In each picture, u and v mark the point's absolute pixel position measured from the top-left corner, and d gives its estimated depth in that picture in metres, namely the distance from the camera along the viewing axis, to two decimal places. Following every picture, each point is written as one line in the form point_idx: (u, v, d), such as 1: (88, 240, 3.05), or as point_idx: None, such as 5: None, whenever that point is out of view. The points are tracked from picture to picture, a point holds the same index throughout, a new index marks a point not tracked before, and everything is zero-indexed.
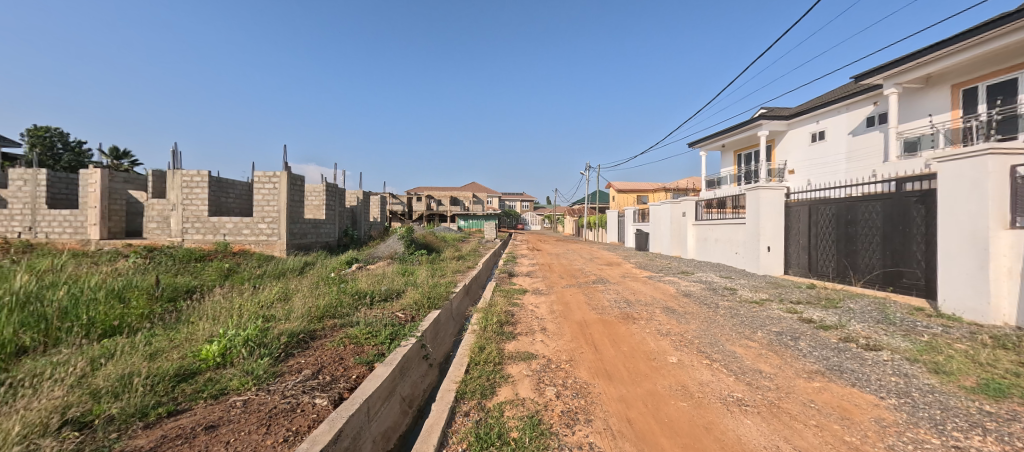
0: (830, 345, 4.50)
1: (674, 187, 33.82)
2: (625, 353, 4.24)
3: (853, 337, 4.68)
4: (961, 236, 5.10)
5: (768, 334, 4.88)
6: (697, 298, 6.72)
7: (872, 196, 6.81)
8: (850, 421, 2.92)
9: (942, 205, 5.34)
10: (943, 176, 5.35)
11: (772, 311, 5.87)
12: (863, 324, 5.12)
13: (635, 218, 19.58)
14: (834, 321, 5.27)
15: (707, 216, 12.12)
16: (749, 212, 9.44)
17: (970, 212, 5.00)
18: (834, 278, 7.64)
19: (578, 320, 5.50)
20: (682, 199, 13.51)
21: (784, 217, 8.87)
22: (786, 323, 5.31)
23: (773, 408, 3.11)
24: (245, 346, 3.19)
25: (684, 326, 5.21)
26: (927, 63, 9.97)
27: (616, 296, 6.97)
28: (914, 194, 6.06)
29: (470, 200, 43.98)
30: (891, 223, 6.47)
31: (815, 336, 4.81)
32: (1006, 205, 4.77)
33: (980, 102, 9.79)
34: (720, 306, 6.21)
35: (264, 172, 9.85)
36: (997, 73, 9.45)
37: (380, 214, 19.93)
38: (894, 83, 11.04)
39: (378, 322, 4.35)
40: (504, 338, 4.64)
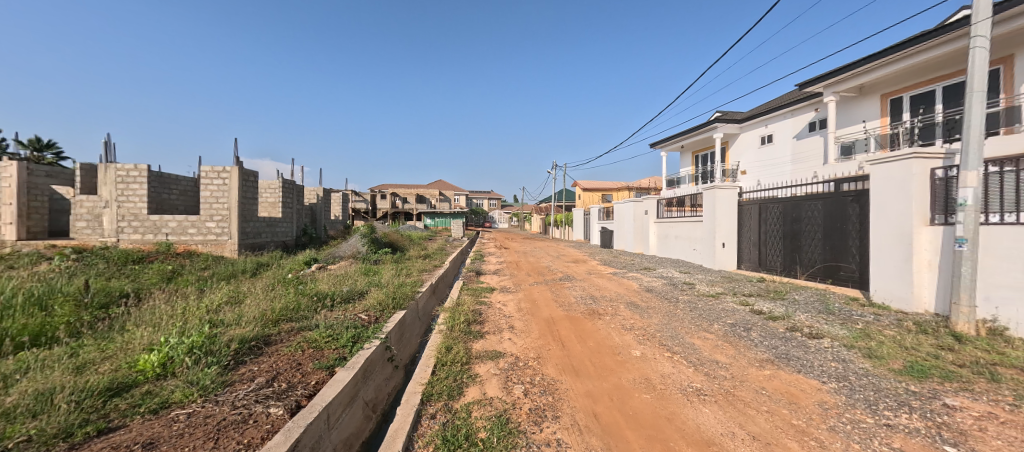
0: (778, 334, 4.80)
1: (637, 186, 35.03)
2: (591, 348, 4.32)
3: (799, 326, 5.01)
4: (889, 232, 5.59)
5: (723, 326, 5.15)
6: (659, 293, 6.98)
7: (814, 195, 7.32)
8: (797, 406, 3.13)
9: (874, 203, 5.82)
10: (875, 177, 5.83)
11: (727, 304, 6.19)
12: (807, 314, 5.50)
13: (600, 215, 20.01)
14: (782, 312, 5.63)
15: (667, 214, 12.57)
16: (706, 211, 9.93)
17: (897, 211, 5.47)
18: (781, 271, 8.16)
19: (545, 317, 5.54)
20: (645, 198, 13.93)
21: (738, 215, 9.35)
22: (739, 315, 5.62)
23: (728, 396, 3.28)
24: (189, 354, 2.95)
25: (647, 320, 5.39)
26: (860, 75, 10.90)
27: (582, 292, 7.10)
28: (850, 194, 6.58)
29: (436, 198, 43.26)
30: (831, 220, 6.99)
31: (765, 326, 5.11)
32: (927, 205, 5.28)
33: (905, 111, 10.80)
34: (680, 300, 6.47)
35: (212, 166, 9.22)
36: (919, 85, 10.46)
37: (341, 212, 19.21)
38: (832, 91, 11.94)
39: (339, 324, 4.17)
40: (471, 338, 4.59)
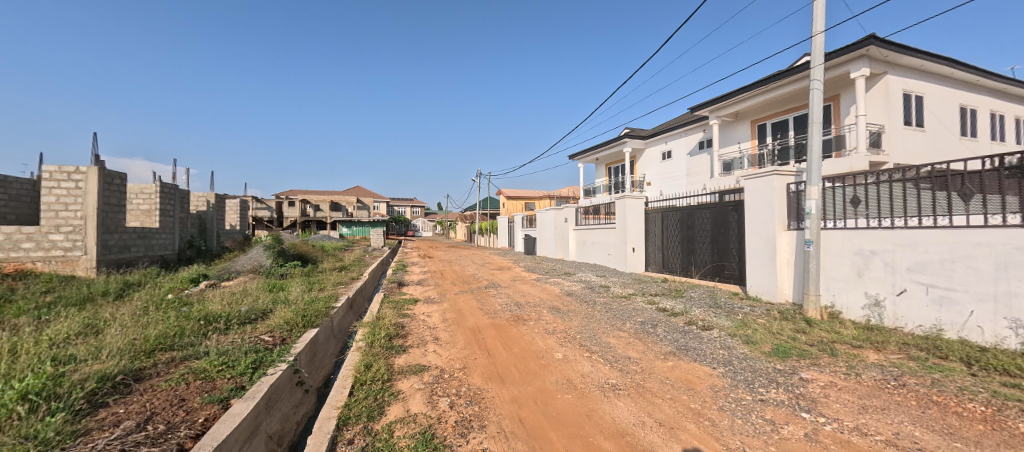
0: (679, 328, 5.40)
1: (557, 195, 36.78)
2: (516, 354, 4.43)
3: (694, 320, 5.70)
4: (759, 236, 6.63)
5: (634, 324, 5.65)
6: (578, 297, 7.40)
7: (704, 204, 8.40)
8: (693, 391, 3.56)
9: (748, 212, 6.86)
10: (748, 190, 6.88)
11: (637, 304, 6.80)
12: (700, 309, 6.28)
13: (523, 223, 20.63)
14: (681, 308, 6.35)
15: (584, 221, 13.41)
16: (617, 218, 10.81)
17: (765, 219, 6.52)
18: (680, 272, 9.18)
19: (471, 326, 5.54)
20: (564, 206, 14.70)
21: (644, 222, 10.34)
22: (647, 313, 6.21)
23: (639, 388, 3.61)
24: (24, 402, 2.40)
25: (567, 323, 5.68)
26: (736, 102, 12.84)
27: (507, 299, 7.24)
28: (731, 204, 7.68)
29: (353, 206, 40.77)
30: (717, 226, 8.07)
31: (668, 322, 5.72)
32: (786, 213, 6.38)
33: (768, 135, 12.96)
34: (597, 302, 6.94)
35: (63, 167, 7.62)
36: (778, 114, 12.64)
37: (240, 221, 17.14)
38: (716, 115, 13.90)
39: (235, 349, 3.71)
40: (393, 353, 4.41)
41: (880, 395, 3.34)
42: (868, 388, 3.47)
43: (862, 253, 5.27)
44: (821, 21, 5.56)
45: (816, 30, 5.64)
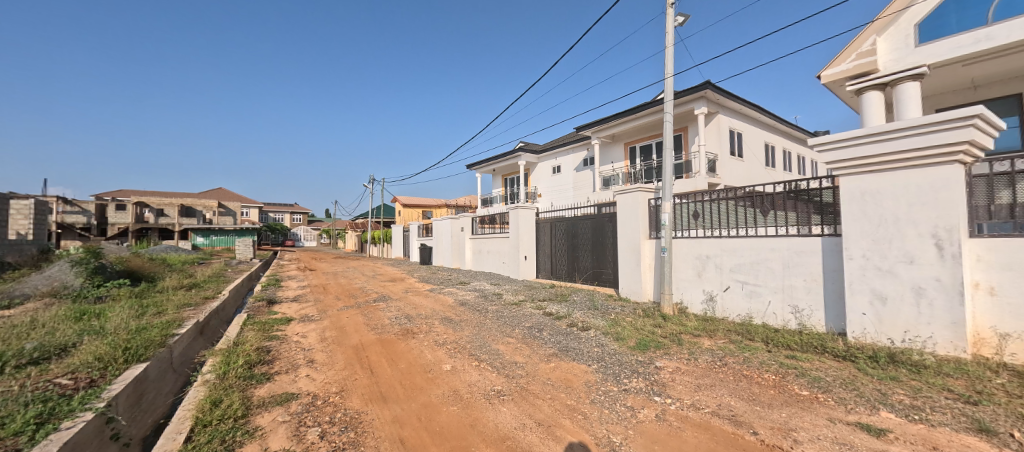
0: (562, 331, 5.84)
1: (455, 203, 36.80)
2: (402, 370, 4.30)
3: (575, 322, 6.23)
4: (628, 244, 7.56)
5: (522, 329, 5.94)
6: (471, 306, 7.48)
7: (586, 216, 9.25)
8: (570, 388, 3.88)
9: (620, 222, 7.75)
10: (619, 203, 7.77)
11: (526, 310, 7.16)
12: (581, 311, 6.88)
13: (419, 232, 20.11)
14: (565, 312, 6.87)
15: (480, 230, 13.66)
16: (511, 228, 11.26)
17: (632, 229, 7.46)
18: (566, 278, 9.94)
19: (354, 344, 5.20)
20: (460, 215, 14.76)
21: (535, 232, 10.96)
22: (535, 318, 6.57)
23: (522, 392, 3.80)
24: None
25: (458, 333, 5.72)
26: (613, 126, 14.61)
27: (396, 312, 6.97)
28: (607, 215, 8.61)
29: (215, 211, 34.96)
30: (596, 236, 8.96)
31: (553, 325, 6.14)
32: (648, 224, 7.39)
33: (637, 156, 15.02)
34: (489, 310, 7.11)
35: None
36: (644, 139, 14.76)
37: (37, 230, 13.30)
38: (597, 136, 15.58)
39: (10, 403, 2.85)
40: (253, 383, 3.89)
41: (711, 374, 4.08)
42: (704, 369, 4.20)
43: (701, 258, 6.37)
44: (672, 65, 6.62)
45: (669, 72, 6.70)
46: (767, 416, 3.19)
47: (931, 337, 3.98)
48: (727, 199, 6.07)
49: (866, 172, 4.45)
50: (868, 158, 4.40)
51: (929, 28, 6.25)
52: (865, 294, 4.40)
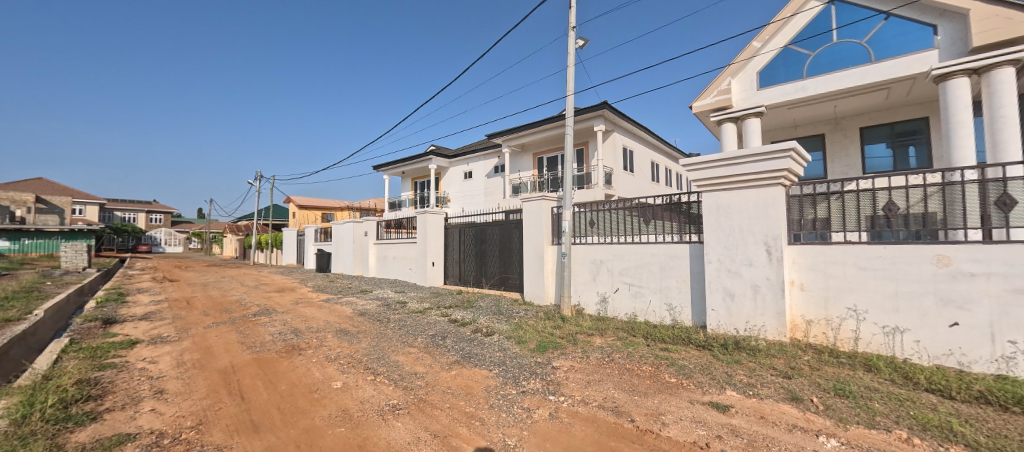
0: (466, 337, 5.83)
1: (359, 206, 34.63)
2: (283, 392, 3.87)
3: (479, 328, 6.27)
4: (532, 249, 7.85)
5: (425, 338, 5.78)
6: (370, 316, 7.07)
7: (494, 222, 9.39)
8: (470, 395, 3.87)
9: (525, 229, 8.02)
10: (525, 210, 8.03)
11: (430, 317, 7.01)
12: (486, 317, 6.95)
13: (316, 237, 18.44)
14: (470, 318, 6.88)
15: (386, 235, 13.04)
16: (418, 233, 10.95)
17: (536, 235, 7.77)
18: (473, 284, 9.97)
19: (223, 367, 4.53)
20: (364, 219, 13.90)
21: (444, 237, 10.83)
22: (439, 326, 6.47)
23: (419, 404, 3.68)
24: None
25: (354, 345, 5.35)
26: (524, 135, 15.38)
27: (281, 327, 6.27)
28: (515, 222, 8.85)
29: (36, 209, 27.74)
30: (504, 242, 9.14)
31: (457, 332, 6.09)
32: (551, 230, 7.76)
33: (545, 167, 16.02)
34: (390, 320, 6.80)
35: None
36: (552, 151, 15.86)
37: None
38: (508, 144, 16.15)
39: None
40: (71, 427, 3.13)
41: (600, 370, 4.42)
42: (595, 366, 4.54)
43: (595, 262, 6.90)
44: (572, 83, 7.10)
45: (570, 89, 7.16)
46: (643, 404, 3.56)
47: (763, 325, 4.88)
48: (619, 208, 6.68)
49: (717, 190, 5.30)
50: (721, 179, 5.23)
51: (767, 76, 9.15)
52: (719, 292, 5.22)
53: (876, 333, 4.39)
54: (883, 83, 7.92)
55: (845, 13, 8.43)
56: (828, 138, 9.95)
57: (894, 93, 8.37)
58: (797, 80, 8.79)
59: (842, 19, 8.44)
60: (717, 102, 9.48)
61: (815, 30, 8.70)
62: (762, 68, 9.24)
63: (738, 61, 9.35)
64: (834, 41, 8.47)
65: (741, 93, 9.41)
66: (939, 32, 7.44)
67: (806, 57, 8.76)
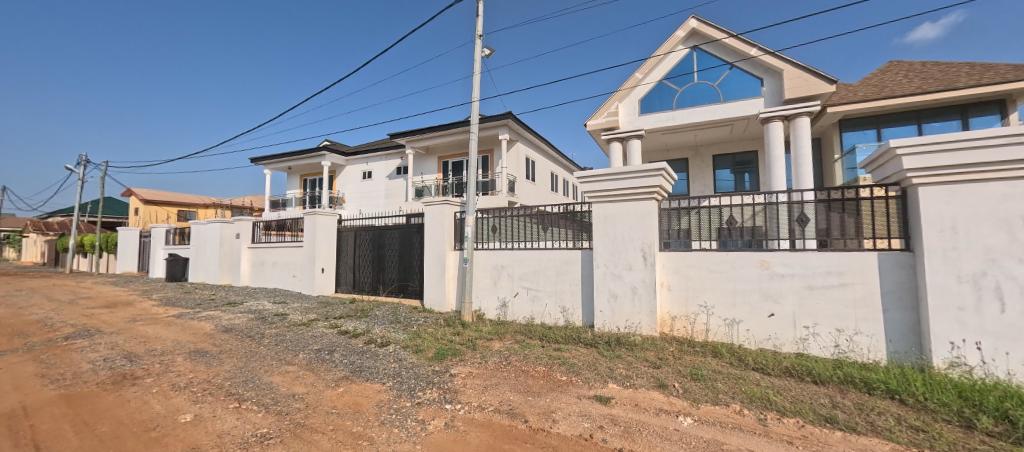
0: (356, 350, 5.39)
1: (231, 205, 30.09)
2: (105, 434, 3.07)
3: (373, 338, 5.86)
4: (434, 254, 7.64)
5: (307, 353, 5.19)
6: (239, 332, 6.12)
7: (393, 225, 8.92)
8: (358, 413, 3.54)
9: (426, 234, 7.76)
10: (427, 214, 7.78)
11: (316, 330, 6.35)
12: (381, 326, 6.54)
13: (169, 239, 15.39)
14: (362, 328, 6.40)
15: (264, 238, 11.51)
16: (305, 236, 9.87)
17: (438, 240, 7.58)
18: (369, 291, 9.33)
19: (10, 411, 3.43)
20: (236, 219, 12.04)
21: (335, 241, 9.97)
22: (326, 339, 5.88)
23: (295, 429, 3.25)
24: None
25: (213, 369, 4.53)
26: (430, 138, 15.15)
27: (110, 352, 5.04)
28: (415, 226, 8.53)
29: None
30: (403, 247, 8.73)
31: (346, 345, 5.59)
32: (454, 236, 7.65)
33: (450, 171, 15.97)
34: (265, 335, 5.98)
35: None
36: (458, 155, 15.89)
37: None
38: (412, 145, 15.70)
39: None
40: None
41: (497, 374, 4.45)
42: (492, 370, 4.56)
43: (496, 267, 6.99)
44: (478, 90, 7.15)
45: (475, 96, 7.19)
46: (536, 404, 3.67)
47: (639, 322, 5.46)
48: (520, 215, 6.87)
49: (604, 202, 5.81)
50: (607, 192, 5.73)
51: (646, 104, 10.40)
52: (604, 293, 5.70)
53: (721, 325, 5.22)
54: (728, 120, 9.64)
55: (703, 58, 9.97)
56: (691, 162, 11.65)
57: (735, 129, 10.24)
58: (668, 110, 10.17)
59: (701, 63, 9.96)
60: (606, 122, 10.51)
61: (682, 69, 10.14)
62: (642, 97, 10.46)
63: (624, 88, 10.48)
64: (695, 80, 9.99)
65: (626, 117, 10.54)
66: (765, 85, 9.26)
67: (675, 92, 10.18)
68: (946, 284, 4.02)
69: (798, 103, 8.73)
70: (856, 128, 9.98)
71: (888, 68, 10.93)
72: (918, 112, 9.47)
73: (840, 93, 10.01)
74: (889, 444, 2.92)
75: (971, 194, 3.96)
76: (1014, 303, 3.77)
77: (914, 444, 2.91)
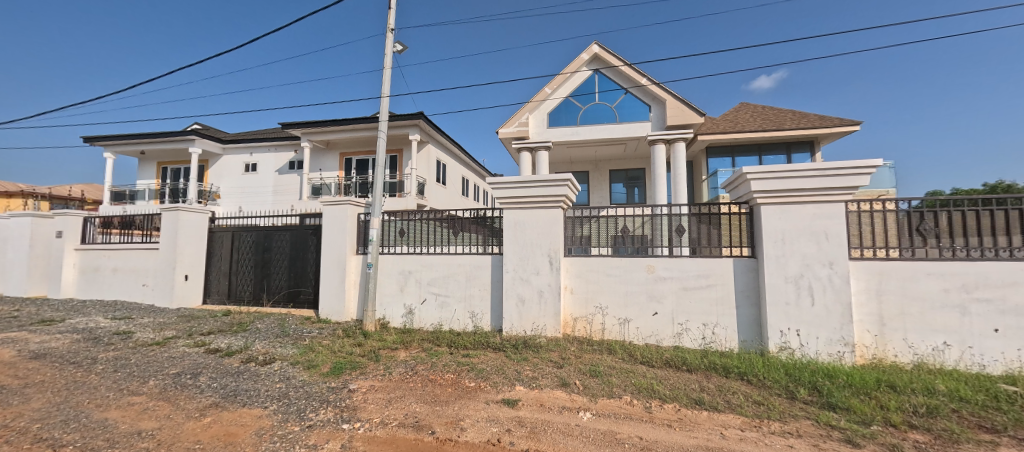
0: (231, 370, 4.62)
1: (49, 195, 23.73)
2: None
3: (254, 356, 5.10)
4: (333, 259, 6.98)
5: (161, 380, 4.28)
6: (58, 358, 4.80)
7: (283, 226, 7.93)
8: (232, 445, 3.00)
9: (324, 237, 7.07)
10: (325, 216, 7.08)
11: (175, 351, 5.30)
12: (264, 341, 5.73)
13: None
14: (240, 345, 5.53)
15: (100, 238, 9.26)
16: (162, 237, 8.21)
17: (338, 243, 6.95)
18: (249, 302, 8.13)
19: None
20: (56, 213, 9.47)
21: (205, 243, 8.50)
22: (189, 360, 4.94)
23: None
24: None
25: (13, 410, 3.45)
26: (331, 132, 13.98)
27: None
28: (311, 228, 7.71)
29: None
30: (294, 250, 7.82)
31: (217, 366, 4.77)
32: (357, 239, 7.10)
33: (353, 170, 14.90)
34: (100, 361, 4.79)
35: None
36: (362, 153, 14.90)
37: None
38: (308, 138, 14.29)
39: None
40: None
41: (402, 385, 4.22)
42: (397, 382, 4.31)
43: (403, 273, 6.67)
44: (388, 87, 6.80)
45: (385, 92, 6.83)
46: (443, 414, 3.55)
47: (544, 325, 5.71)
48: (430, 219, 6.67)
49: (516, 209, 5.97)
50: (519, 199, 5.90)
51: (554, 118, 11.04)
52: (513, 298, 5.83)
53: (615, 324, 5.72)
54: (623, 139, 10.71)
55: (604, 81, 10.94)
56: (591, 174, 12.68)
57: (628, 148, 11.43)
58: (573, 125, 10.93)
59: (602, 85, 10.92)
60: (517, 131, 10.86)
61: (585, 89, 10.99)
62: (550, 111, 11.07)
63: (534, 100, 10.97)
64: (597, 100, 10.92)
65: (535, 128, 11.05)
66: (653, 110, 10.51)
67: (579, 109, 10.99)
68: (779, 284, 4.99)
69: (676, 130, 10.12)
70: (718, 156, 11.90)
71: (740, 108, 13.34)
72: (760, 147, 11.67)
73: (707, 125, 11.90)
74: (742, 418, 3.49)
75: (796, 212, 5.00)
76: (821, 298, 4.84)
77: (758, 416, 3.53)
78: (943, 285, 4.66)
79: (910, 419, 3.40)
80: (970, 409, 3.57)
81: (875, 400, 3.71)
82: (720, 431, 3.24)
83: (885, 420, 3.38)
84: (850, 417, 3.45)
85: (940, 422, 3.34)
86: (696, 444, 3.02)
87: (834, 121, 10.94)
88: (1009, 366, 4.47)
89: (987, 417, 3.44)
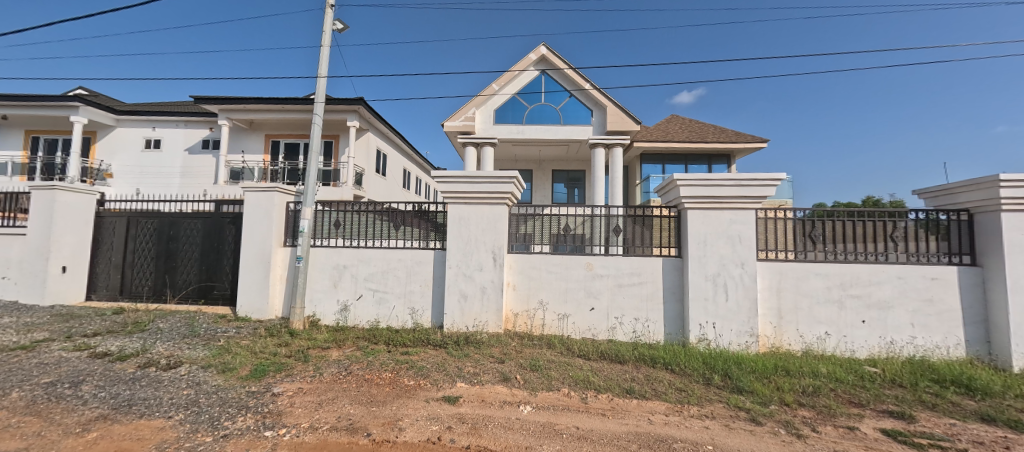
0: (125, 377, 4.00)
1: None
2: None
3: (154, 360, 4.47)
4: (254, 252, 6.33)
5: (29, 391, 3.57)
6: None
7: (194, 213, 7.02)
8: None
9: (245, 227, 6.37)
10: (247, 204, 6.39)
11: (48, 356, 4.46)
12: (167, 343, 5.05)
13: None
14: (136, 347, 4.81)
15: None
16: (32, 220, 6.85)
17: (261, 234, 6.32)
18: (148, 298, 7.11)
19: None
20: None
21: (89, 229, 7.24)
22: (68, 366, 4.19)
23: None
24: None
25: None
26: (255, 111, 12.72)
27: None
28: (229, 216, 6.92)
29: None
30: (208, 240, 6.97)
31: (106, 372, 4.08)
32: (284, 230, 6.51)
33: (280, 154, 13.68)
34: None
35: None
36: (290, 136, 13.70)
37: None
38: (226, 116, 12.82)
39: None
40: None
41: (334, 386, 3.95)
42: (328, 383, 4.03)
43: (337, 268, 6.25)
44: (327, 67, 6.33)
45: (322, 73, 6.34)
46: (380, 414, 3.39)
47: (486, 321, 5.70)
48: (367, 211, 6.33)
49: (461, 204, 5.87)
50: (464, 194, 5.81)
51: (500, 114, 11.06)
52: (455, 294, 5.75)
53: (554, 319, 5.89)
54: (565, 140, 11.06)
55: (549, 82, 11.16)
56: (535, 173, 12.93)
57: (571, 150, 11.81)
58: (518, 123, 11.06)
59: (548, 86, 11.13)
60: (462, 125, 10.70)
61: (531, 88, 11.14)
62: (496, 107, 11.06)
63: (481, 96, 10.88)
64: (543, 100, 11.11)
65: (480, 123, 10.97)
66: (595, 115, 10.93)
67: (524, 108, 11.13)
68: (700, 282, 5.48)
69: (614, 136, 10.67)
70: (651, 162, 12.76)
71: (670, 120, 14.42)
72: (686, 157, 12.70)
73: (642, 133, 12.69)
74: (666, 404, 3.78)
75: (716, 217, 5.52)
76: (734, 295, 5.40)
77: (680, 401, 3.84)
78: (827, 283, 5.44)
79: (799, 398, 3.92)
80: (843, 388, 4.22)
81: (773, 383, 4.23)
82: (648, 417, 3.48)
83: (780, 399, 3.88)
84: (753, 398, 3.89)
85: (821, 400, 3.90)
86: (627, 431, 3.20)
87: (747, 137, 12.26)
88: (872, 351, 5.34)
89: (855, 394, 4.09)
